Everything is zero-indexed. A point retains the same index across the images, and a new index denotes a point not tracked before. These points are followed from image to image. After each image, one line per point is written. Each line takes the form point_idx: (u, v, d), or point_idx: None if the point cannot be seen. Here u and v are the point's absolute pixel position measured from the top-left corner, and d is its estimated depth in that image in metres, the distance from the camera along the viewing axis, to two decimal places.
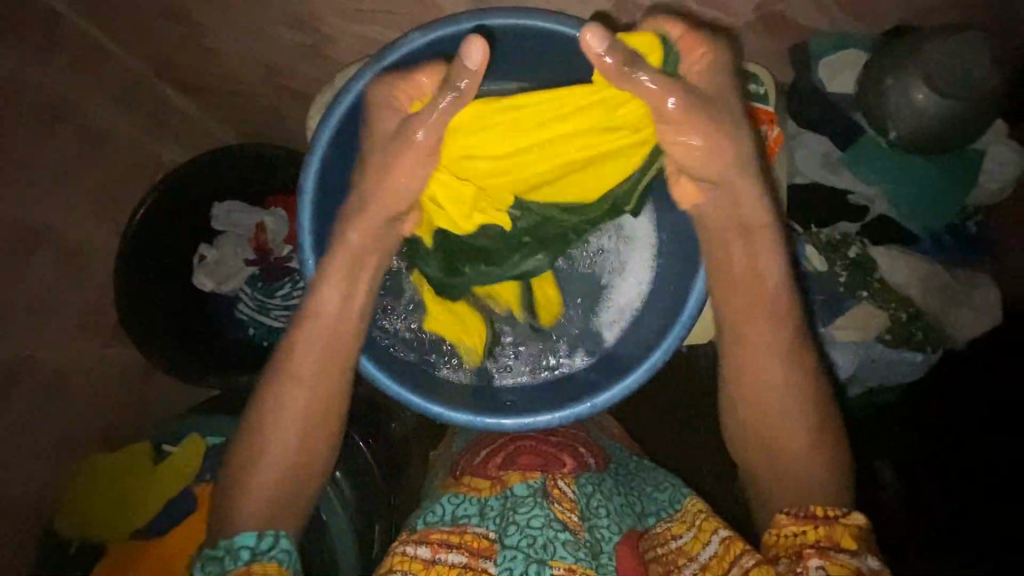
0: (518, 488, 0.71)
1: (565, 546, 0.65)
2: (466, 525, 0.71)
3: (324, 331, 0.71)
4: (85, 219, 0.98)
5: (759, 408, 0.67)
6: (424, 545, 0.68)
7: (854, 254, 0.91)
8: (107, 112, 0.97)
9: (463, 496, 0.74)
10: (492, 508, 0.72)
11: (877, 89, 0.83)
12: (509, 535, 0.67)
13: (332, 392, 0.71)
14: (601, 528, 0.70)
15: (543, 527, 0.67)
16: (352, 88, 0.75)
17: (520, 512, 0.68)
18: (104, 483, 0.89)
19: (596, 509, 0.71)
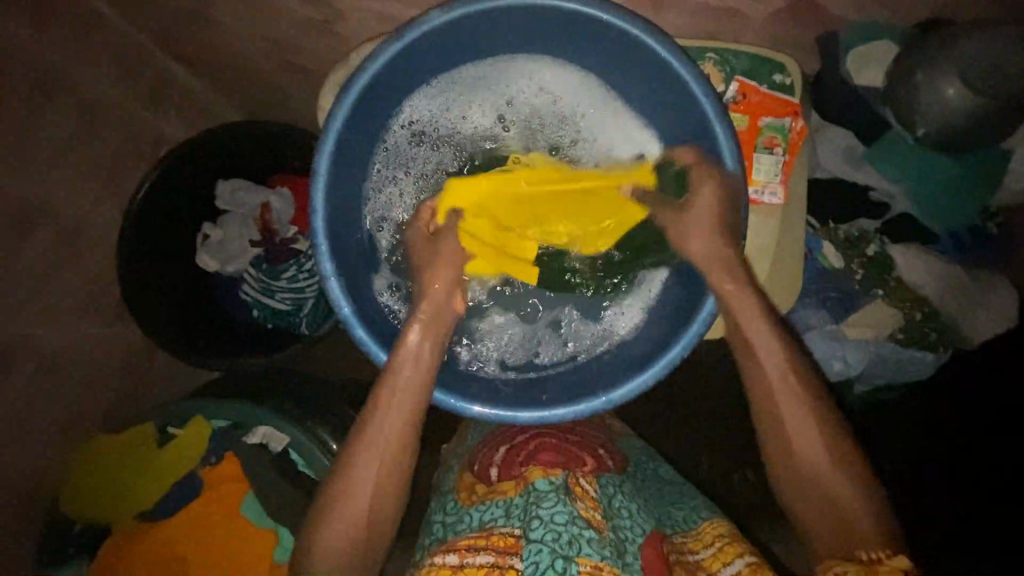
0: (540, 482, 0.71)
1: (590, 543, 0.66)
2: (493, 528, 0.71)
3: (405, 386, 0.71)
4: (84, 196, 0.95)
5: (782, 451, 0.69)
6: (452, 554, 0.70)
7: (872, 252, 0.90)
8: (102, 82, 0.94)
9: (488, 501, 0.74)
10: (516, 506, 0.71)
11: (906, 84, 0.81)
12: (532, 529, 0.67)
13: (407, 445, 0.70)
14: (624, 529, 0.71)
15: (567, 522, 0.67)
16: (370, 68, 0.73)
17: (544, 506, 0.68)
18: (107, 465, 0.88)
19: (618, 509, 0.73)
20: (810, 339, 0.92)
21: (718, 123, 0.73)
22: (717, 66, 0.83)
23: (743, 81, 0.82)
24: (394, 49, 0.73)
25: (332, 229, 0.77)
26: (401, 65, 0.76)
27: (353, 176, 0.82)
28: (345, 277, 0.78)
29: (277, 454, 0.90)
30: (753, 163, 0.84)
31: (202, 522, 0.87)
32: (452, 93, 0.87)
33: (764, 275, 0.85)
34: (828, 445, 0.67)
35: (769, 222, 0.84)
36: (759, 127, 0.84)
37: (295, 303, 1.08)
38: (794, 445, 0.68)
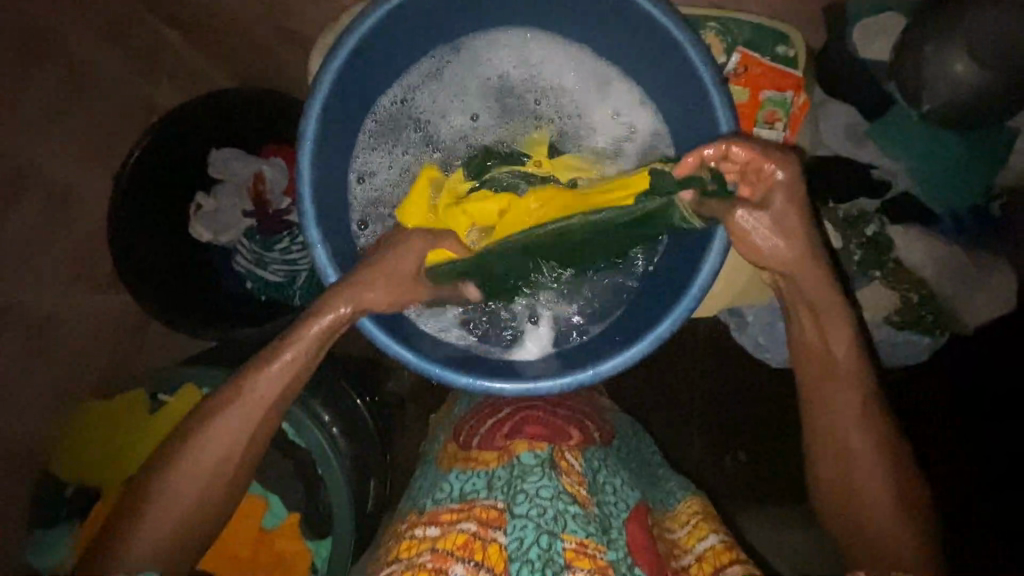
0: (526, 456, 0.72)
1: (575, 519, 0.67)
2: (475, 500, 0.71)
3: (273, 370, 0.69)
4: (75, 160, 0.94)
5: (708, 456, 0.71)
6: (435, 526, 0.69)
7: (871, 232, 0.88)
8: (93, 43, 0.92)
9: (469, 471, 0.75)
10: (499, 479, 0.72)
11: (914, 58, 0.78)
12: (517, 503, 0.68)
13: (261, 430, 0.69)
14: (609, 504, 0.72)
15: (552, 498, 0.67)
16: (359, 29, 0.71)
17: (528, 480, 0.69)
18: (100, 428, 0.90)
19: (603, 484, 0.73)
20: None
21: (716, 92, 0.71)
22: (719, 36, 0.80)
23: (744, 52, 0.80)
24: (384, 10, 0.71)
25: (319, 196, 0.76)
26: (391, 27, 0.74)
27: (341, 142, 0.80)
28: (332, 245, 0.77)
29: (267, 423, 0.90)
30: (752, 138, 0.82)
31: None
32: (443, 59, 0.86)
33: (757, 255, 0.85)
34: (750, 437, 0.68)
35: None
36: (760, 101, 0.81)
37: (288, 275, 1.08)
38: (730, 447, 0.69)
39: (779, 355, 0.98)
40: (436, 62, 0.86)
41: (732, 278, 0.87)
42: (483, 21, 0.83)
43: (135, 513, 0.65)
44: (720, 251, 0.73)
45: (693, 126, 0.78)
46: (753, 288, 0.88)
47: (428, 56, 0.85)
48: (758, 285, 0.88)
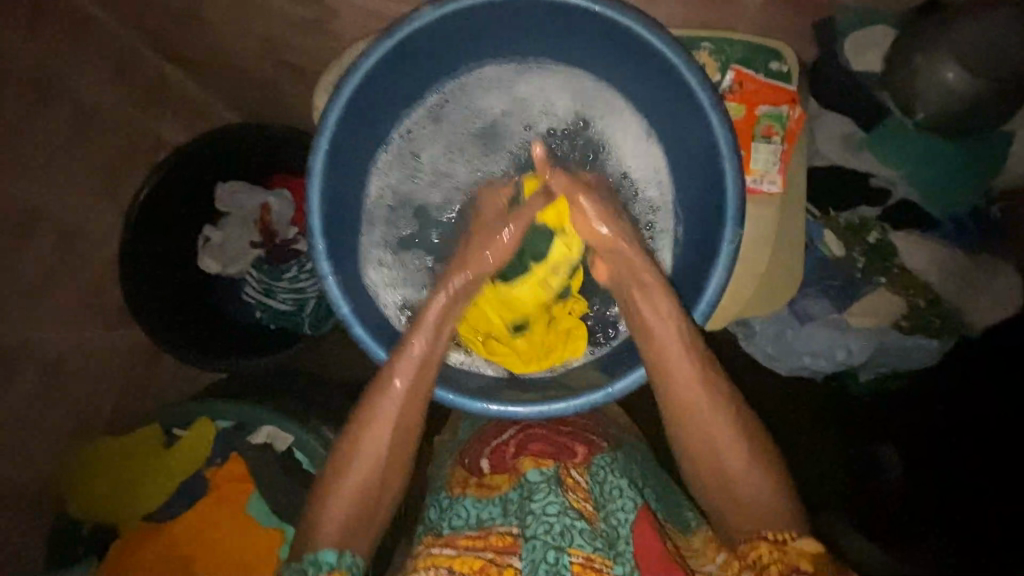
0: (533, 473, 0.73)
1: (583, 534, 0.68)
2: (490, 526, 0.73)
3: (414, 360, 0.73)
4: (85, 200, 0.96)
5: (706, 446, 0.68)
6: (451, 547, 0.70)
7: (874, 239, 0.90)
8: (99, 85, 0.95)
9: (484, 499, 0.76)
10: (511, 502, 0.73)
11: (905, 68, 0.80)
12: (527, 525, 0.69)
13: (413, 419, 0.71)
14: (617, 513, 0.72)
15: (559, 514, 0.69)
16: (363, 65, 0.72)
17: (536, 498, 0.70)
18: (113, 466, 0.90)
19: (610, 493, 0.74)
20: (812, 329, 0.94)
21: (713, 110, 0.72)
22: (713, 54, 0.82)
23: (738, 70, 0.82)
24: (386, 46, 0.72)
25: (328, 227, 0.77)
26: (393, 62, 0.76)
27: (348, 173, 0.82)
28: (341, 275, 0.78)
29: (281, 453, 0.91)
30: (750, 152, 0.83)
31: (208, 522, 0.87)
32: (442, 87, 0.88)
33: (766, 266, 0.84)
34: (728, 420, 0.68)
35: (768, 210, 0.83)
36: (756, 116, 0.83)
37: (297, 302, 1.08)
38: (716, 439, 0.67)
39: (789, 364, 0.98)
40: (446, 87, 0.88)
41: (741, 285, 0.85)
42: (488, 50, 0.84)
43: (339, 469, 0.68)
44: (725, 265, 0.74)
45: (689, 144, 0.81)
46: (764, 299, 0.86)
47: (437, 83, 0.87)
48: (773, 294, 0.86)
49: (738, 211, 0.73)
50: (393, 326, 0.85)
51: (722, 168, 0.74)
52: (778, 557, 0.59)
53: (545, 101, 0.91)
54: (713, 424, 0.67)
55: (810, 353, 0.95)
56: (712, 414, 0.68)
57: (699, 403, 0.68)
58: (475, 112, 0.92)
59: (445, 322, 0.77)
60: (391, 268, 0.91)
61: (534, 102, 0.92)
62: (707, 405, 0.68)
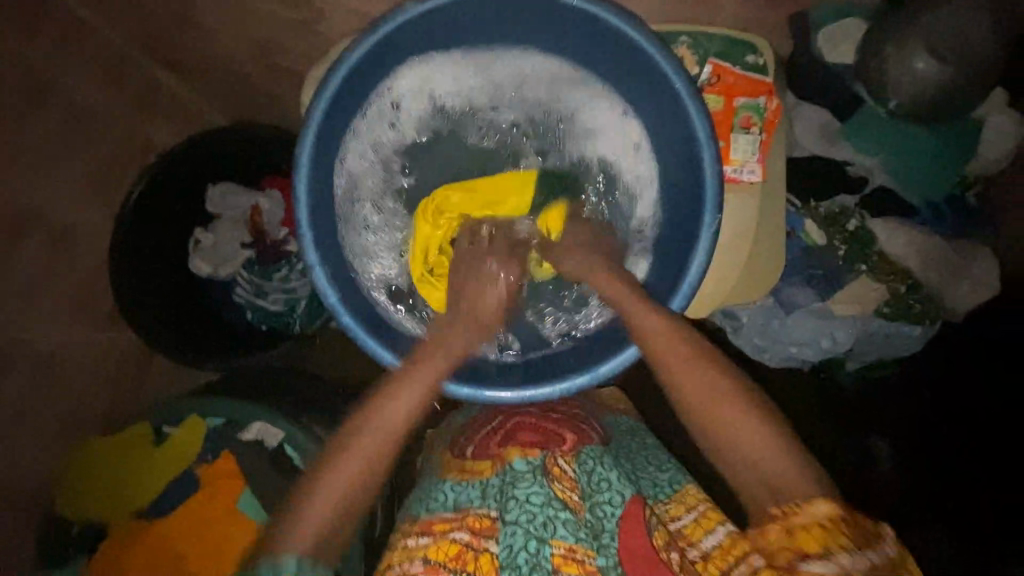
0: (517, 463, 0.74)
1: (566, 525, 0.70)
2: (468, 508, 0.73)
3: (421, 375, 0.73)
4: (76, 201, 0.96)
5: (708, 421, 0.66)
6: (427, 536, 0.71)
7: (853, 227, 0.91)
8: (90, 87, 0.96)
9: (463, 482, 0.75)
10: (492, 488, 0.74)
11: (876, 58, 0.82)
12: (508, 511, 0.71)
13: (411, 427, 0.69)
14: (603, 505, 0.71)
15: (543, 505, 0.71)
16: (348, 60, 0.74)
17: (519, 487, 0.71)
18: (104, 465, 0.90)
19: (597, 484, 0.72)
20: (797, 318, 0.95)
21: (690, 100, 0.74)
22: (691, 48, 0.84)
23: (716, 63, 0.84)
24: (370, 41, 0.74)
25: (315, 219, 0.78)
26: (377, 58, 0.78)
27: (335, 168, 0.84)
28: (330, 268, 0.79)
29: (273, 449, 0.91)
30: (730, 143, 0.85)
31: (200, 521, 0.87)
32: (426, 85, 0.90)
33: (747, 254, 0.86)
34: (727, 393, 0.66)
35: (748, 199, 0.85)
36: (734, 108, 0.85)
37: (287, 303, 1.09)
38: (720, 416, 0.65)
39: (777, 355, 0.99)
40: (442, 86, 0.91)
41: (723, 274, 0.87)
42: (482, 50, 0.88)
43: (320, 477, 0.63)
44: (706, 251, 0.75)
45: (668, 135, 0.83)
46: (748, 287, 0.87)
47: (431, 82, 0.90)
48: (756, 282, 0.87)
49: (716, 199, 0.75)
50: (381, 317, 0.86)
51: (700, 157, 0.76)
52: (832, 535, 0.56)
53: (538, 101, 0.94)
54: (714, 402, 0.66)
55: (795, 343, 0.97)
56: (710, 391, 0.66)
57: (695, 384, 0.68)
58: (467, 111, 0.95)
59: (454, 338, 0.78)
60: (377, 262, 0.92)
61: (527, 103, 0.95)
62: (701, 382, 0.67)
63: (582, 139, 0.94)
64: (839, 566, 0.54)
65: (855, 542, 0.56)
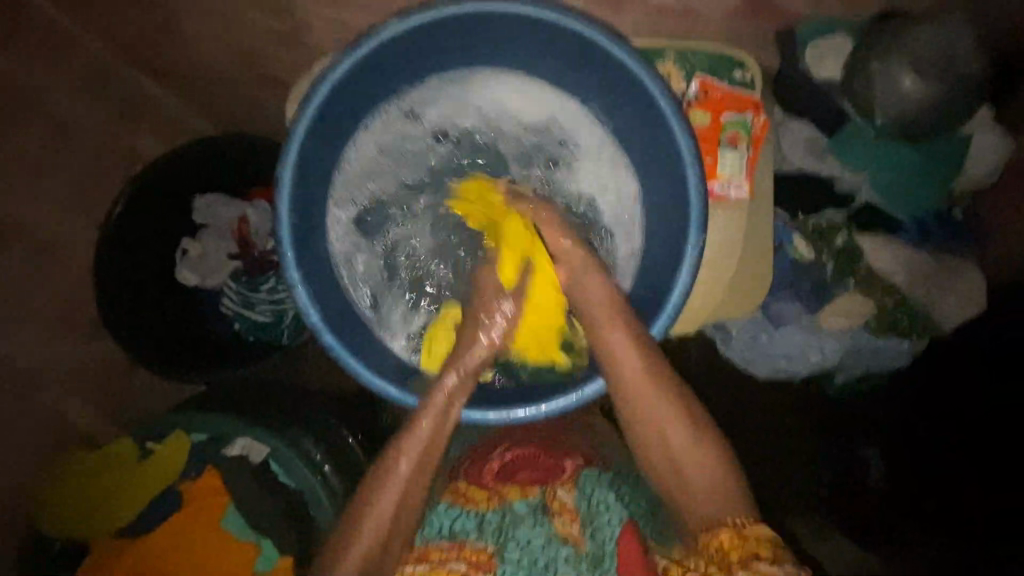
0: (519, 505, 0.76)
1: (566, 562, 0.73)
2: (466, 540, 0.74)
3: (420, 442, 0.72)
4: (59, 214, 0.95)
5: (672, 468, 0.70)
6: (425, 563, 0.72)
7: (841, 242, 0.91)
8: (76, 100, 0.95)
9: (460, 508, 0.77)
10: (490, 522, 0.75)
11: (863, 75, 0.82)
12: (506, 546, 0.74)
13: (410, 503, 0.71)
14: (604, 527, 0.74)
15: (543, 545, 0.74)
16: (332, 77, 0.74)
17: (518, 530, 0.74)
18: (86, 481, 0.89)
19: (598, 509, 0.76)
20: (785, 332, 0.95)
21: (675, 119, 0.74)
22: (678, 64, 0.84)
23: (703, 78, 0.84)
24: (354, 58, 0.74)
25: (297, 236, 0.78)
26: (361, 75, 0.78)
27: (318, 182, 0.83)
28: (311, 285, 0.79)
29: (257, 464, 0.90)
30: (717, 159, 0.85)
31: (183, 537, 0.87)
32: (416, 99, 0.89)
33: (734, 271, 0.86)
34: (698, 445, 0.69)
35: (735, 216, 0.84)
36: (721, 124, 0.85)
37: (275, 314, 1.08)
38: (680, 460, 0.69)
39: (765, 367, 1.00)
40: (432, 103, 0.90)
41: (709, 290, 0.86)
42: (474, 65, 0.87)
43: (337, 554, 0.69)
44: (691, 269, 0.75)
45: (653, 153, 0.82)
46: (736, 303, 0.86)
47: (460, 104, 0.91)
48: (742, 298, 0.86)
49: (701, 217, 0.75)
50: (360, 331, 0.86)
51: (684, 175, 0.76)
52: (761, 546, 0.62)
53: (550, 124, 0.92)
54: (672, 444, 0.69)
55: (785, 356, 0.97)
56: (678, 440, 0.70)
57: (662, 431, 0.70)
58: (487, 141, 0.93)
59: (454, 400, 0.76)
60: (359, 280, 0.91)
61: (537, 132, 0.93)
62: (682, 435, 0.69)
63: (580, 165, 0.92)
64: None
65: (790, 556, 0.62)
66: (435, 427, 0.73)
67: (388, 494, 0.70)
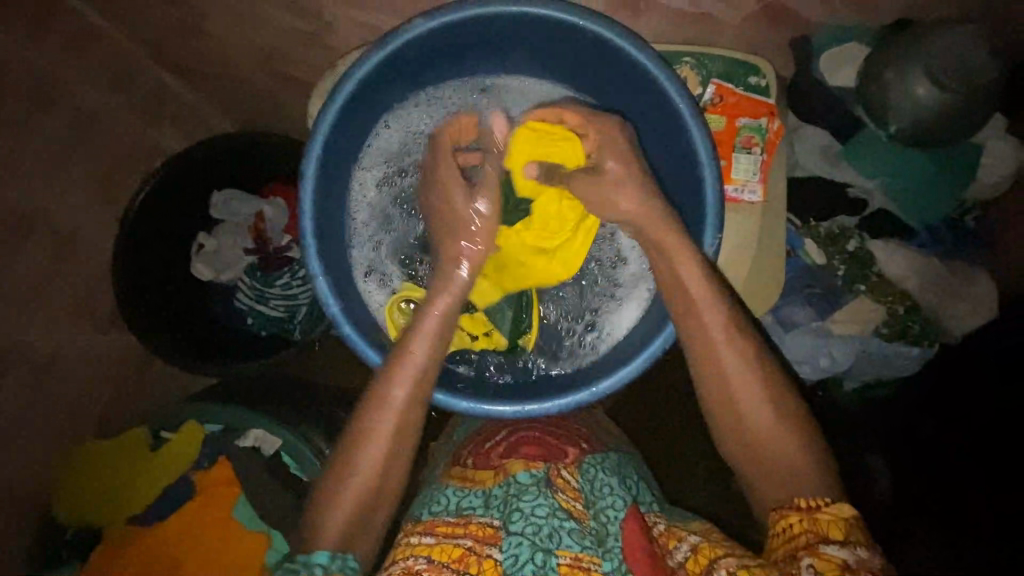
0: (522, 475, 0.73)
1: (571, 535, 0.68)
2: (472, 516, 0.72)
3: (412, 370, 0.72)
4: (80, 204, 0.97)
5: (753, 452, 0.68)
6: (432, 536, 0.70)
7: (853, 248, 0.92)
8: (100, 93, 0.97)
9: (466, 489, 0.76)
10: (495, 497, 0.74)
11: (878, 82, 0.83)
12: (512, 520, 0.69)
13: (405, 429, 0.71)
14: (607, 510, 0.72)
15: (548, 517, 0.69)
16: (357, 73, 0.75)
17: (524, 500, 0.70)
18: (103, 467, 0.90)
19: (601, 491, 0.74)
20: (795, 335, 0.95)
21: (693, 121, 0.75)
22: (694, 69, 0.85)
23: (719, 83, 0.85)
24: (379, 55, 0.75)
25: (319, 227, 0.79)
26: (385, 72, 0.79)
27: (339, 176, 0.84)
28: (332, 277, 0.80)
29: (269, 456, 0.93)
30: (731, 163, 0.86)
31: (191, 526, 0.86)
32: (436, 96, 0.91)
33: (748, 272, 0.86)
34: (794, 435, 0.67)
35: (749, 218, 0.85)
36: (736, 128, 0.86)
37: (288, 310, 1.09)
38: (774, 449, 0.67)
39: None
40: (451, 99, 0.92)
41: None
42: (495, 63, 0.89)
43: (338, 485, 0.68)
44: None
45: (669, 155, 0.84)
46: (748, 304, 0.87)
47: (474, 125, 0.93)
48: (756, 300, 0.87)
49: (717, 216, 0.76)
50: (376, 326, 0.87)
51: (701, 176, 0.77)
52: (837, 526, 0.58)
53: None
54: (767, 435, 0.67)
55: (794, 360, 0.96)
56: (770, 435, 0.67)
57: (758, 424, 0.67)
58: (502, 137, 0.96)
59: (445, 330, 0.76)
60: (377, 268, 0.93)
61: None
62: (770, 426, 0.67)
63: None
64: (854, 552, 0.56)
65: (865, 540, 0.58)
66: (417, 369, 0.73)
67: (383, 427, 0.70)
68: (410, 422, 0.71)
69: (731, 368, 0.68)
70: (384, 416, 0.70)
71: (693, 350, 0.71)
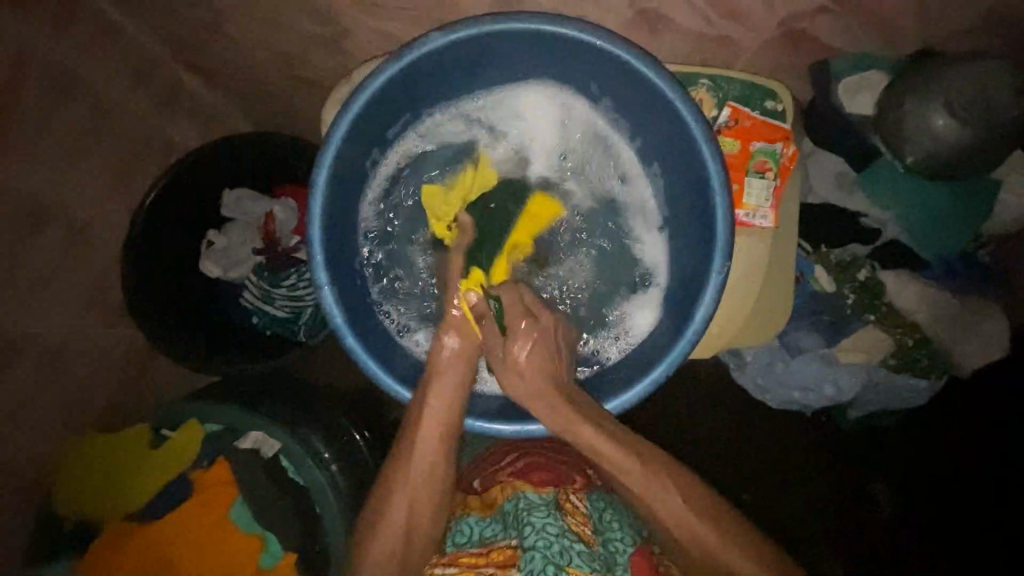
0: (532, 494, 0.76)
1: (580, 555, 0.70)
2: (492, 543, 0.74)
3: (437, 423, 0.76)
4: (93, 199, 0.98)
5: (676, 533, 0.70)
6: (454, 566, 0.73)
7: (864, 277, 0.92)
8: (116, 89, 0.98)
9: (485, 517, 0.78)
10: (509, 517, 0.76)
11: (897, 113, 0.82)
12: (526, 536, 0.71)
13: (440, 474, 0.76)
14: (615, 540, 0.74)
15: (558, 534, 0.71)
16: (371, 86, 0.75)
17: (535, 515, 0.72)
18: (106, 460, 0.91)
19: (609, 522, 0.76)
20: (802, 362, 0.94)
21: (707, 147, 0.74)
22: (710, 91, 0.85)
23: (735, 107, 0.84)
24: (394, 68, 0.75)
25: (327, 236, 0.79)
26: (400, 86, 0.79)
27: (349, 187, 0.84)
28: (338, 287, 0.80)
29: (268, 458, 0.91)
30: (743, 187, 0.85)
31: (192, 521, 0.88)
32: (453, 109, 0.90)
33: (754, 298, 0.85)
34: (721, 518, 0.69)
35: (758, 244, 0.84)
36: (750, 152, 0.85)
37: (294, 311, 1.10)
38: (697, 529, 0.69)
39: (778, 396, 0.99)
40: (467, 111, 0.91)
41: (727, 317, 0.86)
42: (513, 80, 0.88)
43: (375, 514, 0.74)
44: (712, 298, 0.76)
45: (680, 178, 0.84)
46: (751, 331, 0.87)
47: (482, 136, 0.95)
48: (760, 325, 0.86)
49: (727, 244, 0.75)
50: (380, 336, 0.87)
51: (712, 203, 0.76)
52: None
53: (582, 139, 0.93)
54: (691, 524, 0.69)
55: (799, 386, 0.96)
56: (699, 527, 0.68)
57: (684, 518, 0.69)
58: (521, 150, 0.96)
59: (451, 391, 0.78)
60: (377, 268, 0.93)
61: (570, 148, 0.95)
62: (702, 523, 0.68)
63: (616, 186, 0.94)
64: None
65: None
66: (442, 423, 0.76)
67: (414, 470, 0.75)
68: (446, 437, 0.76)
69: (639, 463, 0.73)
70: (415, 462, 0.75)
71: (589, 444, 0.73)
